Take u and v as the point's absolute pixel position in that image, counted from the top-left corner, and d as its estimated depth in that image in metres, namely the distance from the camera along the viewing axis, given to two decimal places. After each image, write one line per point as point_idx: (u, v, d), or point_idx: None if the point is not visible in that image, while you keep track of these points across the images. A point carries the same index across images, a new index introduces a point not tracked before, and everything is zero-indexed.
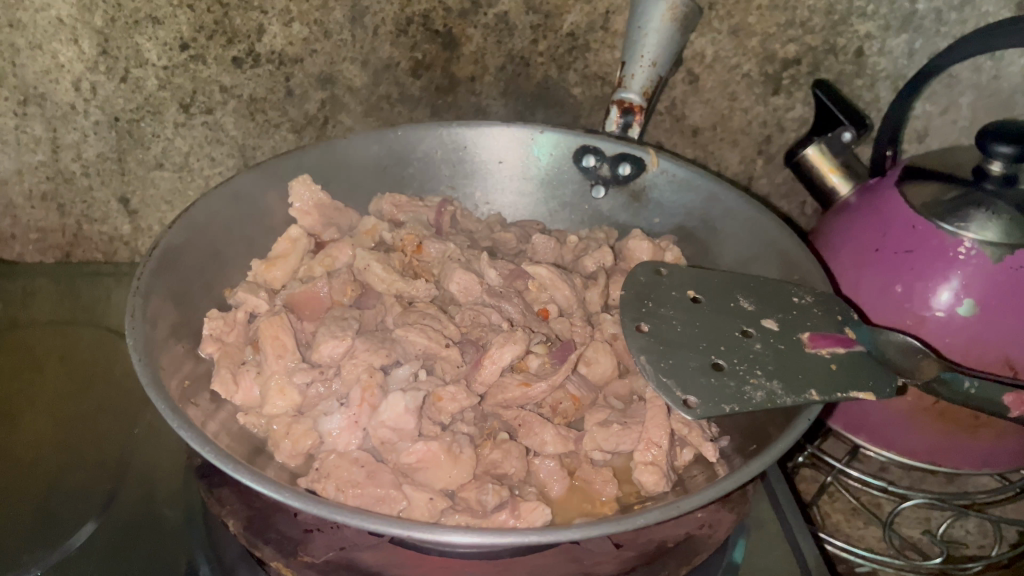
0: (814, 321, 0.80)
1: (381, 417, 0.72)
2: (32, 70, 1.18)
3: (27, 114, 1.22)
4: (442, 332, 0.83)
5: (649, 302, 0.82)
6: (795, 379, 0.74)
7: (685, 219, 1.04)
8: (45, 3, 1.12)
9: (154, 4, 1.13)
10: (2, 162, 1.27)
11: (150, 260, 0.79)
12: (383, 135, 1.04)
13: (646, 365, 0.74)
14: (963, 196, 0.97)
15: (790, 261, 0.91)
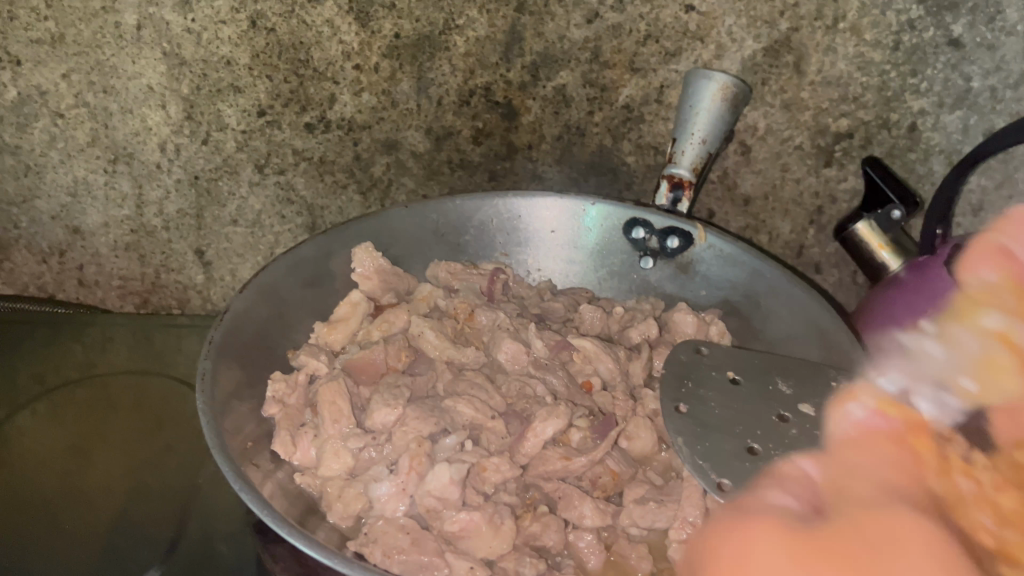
0: (851, 407, 0.82)
1: (427, 487, 0.76)
2: (122, 132, 1.28)
3: (116, 172, 1.32)
4: (489, 404, 0.87)
5: (689, 382, 0.85)
6: (828, 464, 0.76)
7: (730, 293, 1.07)
8: (137, 72, 1.22)
9: (236, 74, 1.21)
10: (92, 216, 1.37)
11: (220, 325, 0.85)
12: (442, 205, 1.10)
13: (682, 447, 0.77)
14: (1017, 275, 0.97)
15: (831, 341, 0.93)
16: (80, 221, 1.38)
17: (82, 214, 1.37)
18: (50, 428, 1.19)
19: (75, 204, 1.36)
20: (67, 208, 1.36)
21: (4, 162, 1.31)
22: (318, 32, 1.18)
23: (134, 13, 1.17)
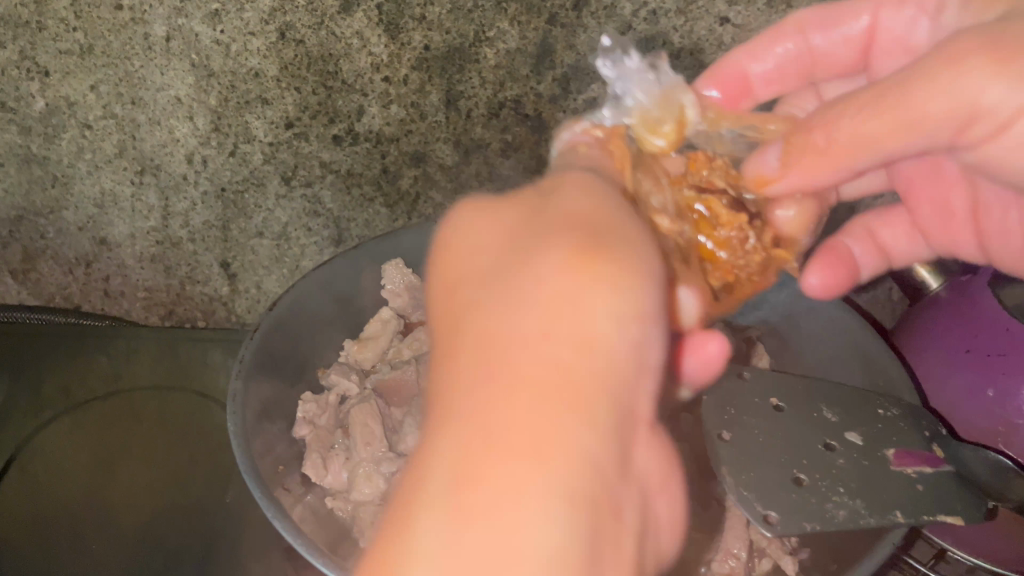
0: (899, 436, 0.80)
1: None
2: (150, 143, 1.25)
3: (143, 183, 1.30)
4: None
5: (732, 408, 0.83)
6: (878, 498, 0.74)
7: (768, 313, 1.03)
8: (165, 84, 1.18)
9: (264, 86, 1.18)
10: (118, 228, 1.36)
11: (251, 344, 0.83)
12: None
13: (727, 476, 0.75)
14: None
15: (874, 366, 0.91)
16: (107, 232, 1.37)
17: (109, 225, 1.36)
18: (78, 442, 1.17)
19: (102, 216, 1.35)
20: (93, 219, 1.35)
21: (33, 172, 1.30)
22: (348, 44, 1.14)
23: (164, 25, 1.12)
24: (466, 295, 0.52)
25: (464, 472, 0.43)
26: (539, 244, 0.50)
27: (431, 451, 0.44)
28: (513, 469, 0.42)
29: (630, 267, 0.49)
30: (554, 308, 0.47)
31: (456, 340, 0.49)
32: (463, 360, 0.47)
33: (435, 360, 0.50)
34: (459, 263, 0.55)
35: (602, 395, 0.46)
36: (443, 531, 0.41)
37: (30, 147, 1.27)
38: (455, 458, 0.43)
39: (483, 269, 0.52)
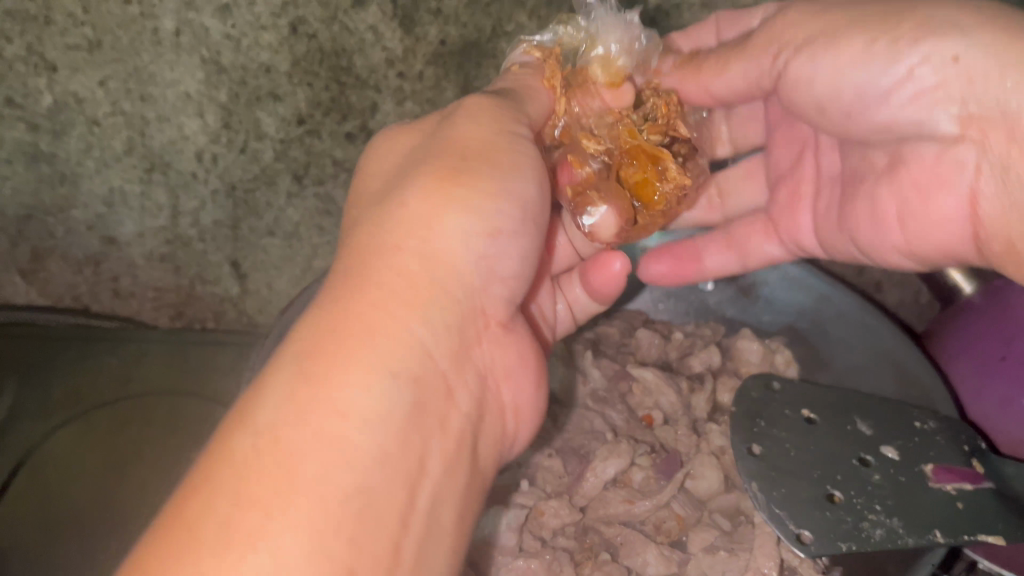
0: (937, 451, 0.76)
1: (482, 533, 0.75)
2: (159, 140, 1.22)
3: (151, 180, 1.26)
4: (543, 439, 0.83)
5: (762, 421, 0.80)
6: (916, 516, 0.71)
7: (796, 319, 1.00)
8: (175, 80, 1.15)
9: (276, 82, 1.15)
10: (126, 226, 1.32)
11: (260, 351, 0.81)
12: None
13: (757, 492, 0.72)
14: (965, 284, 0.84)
15: (908, 376, 0.87)
16: (115, 231, 1.33)
17: (117, 224, 1.32)
18: (83, 446, 1.13)
19: (111, 214, 1.30)
20: (102, 217, 1.31)
21: (40, 171, 1.24)
22: (361, 39, 1.11)
23: (173, 19, 1.08)
24: (365, 205, 0.65)
25: (324, 335, 0.54)
26: (417, 168, 0.62)
27: (305, 318, 0.56)
28: (368, 349, 0.54)
29: (487, 189, 0.62)
30: (414, 217, 0.59)
31: (348, 239, 0.62)
32: (344, 254, 0.60)
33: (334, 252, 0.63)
34: (367, 180, 0.68)
35: (442, 302, 0.59)
36: (292, 381, 0.51)
37: (38, 144, 1.21)
38: (321, 331, 0.54)
39: (377, 186, 0.65)
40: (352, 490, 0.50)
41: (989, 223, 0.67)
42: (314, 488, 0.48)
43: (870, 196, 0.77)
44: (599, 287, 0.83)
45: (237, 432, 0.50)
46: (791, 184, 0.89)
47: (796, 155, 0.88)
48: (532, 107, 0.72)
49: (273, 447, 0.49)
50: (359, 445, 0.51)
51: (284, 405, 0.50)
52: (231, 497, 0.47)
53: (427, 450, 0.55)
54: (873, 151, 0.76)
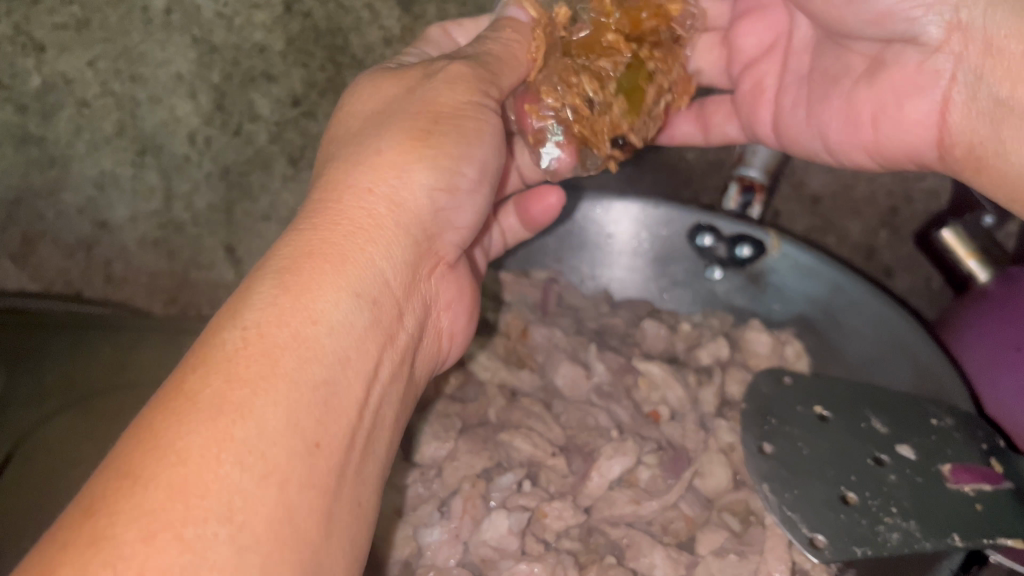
0: (954, 449, 0.73)
1: (483, 536, 0.72)
2: (151, 122, 1.16)
3: (143, 164, 1.19)
4: (547, 438, 0.81)
5: (773, 419, 0.78)
6: (934, 519, 0.68)
7: (807, 309, 0.96)
8: (166, 59, 1.10)
9: (270, 62, 1.11)
10: (116, 209, 1.23)
11: None
12: None
13: (769, 495, 0.71)
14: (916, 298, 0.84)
15: (922, 367, 0.84)
16: (107, 214, 1.24)
17: (108, 207, 1.23)
18: (87, 433, 1.10)
19: (102, 197, 1.22)
20: (93, 201, 1.22)
21: (29, 154, 1.16)
22: (358, 17, 1.09)
23: None
24: (338, 145, 0.65)
25: (304, 253, 0.55)
26: (394, 113, 0.64)
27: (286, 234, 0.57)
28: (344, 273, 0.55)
29: (465, 133, 0.65)
30: (394, 156, 0.62)
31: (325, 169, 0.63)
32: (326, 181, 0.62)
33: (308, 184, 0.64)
34: (340, 122, 0.68)
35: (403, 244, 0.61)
36: (273, 289, 0.52)
37: (25, 125, 1.13)
38: (300, 249, 0.55)
39: (352, 129, 0.66)
40: (329, 370, 0.51)
41: (959, 128, 0.64)
42: (297, 370, 0.50)
43: (844, 96, 0.73)
44: (538, 217, 0.87)
45: (221, 324, 0.50)
46: (756, 73, 0.83)
47: (770, 42, 0.81)
48: (505, 78, 0.69)
49: (256, 341, 0.49)
50: (338, 338, 0.53)
51: (273, 302, 0.51)
52: (223, 368, 0.47)
53: (382, 377, 0.58)
54: (851, 52, 0.72)
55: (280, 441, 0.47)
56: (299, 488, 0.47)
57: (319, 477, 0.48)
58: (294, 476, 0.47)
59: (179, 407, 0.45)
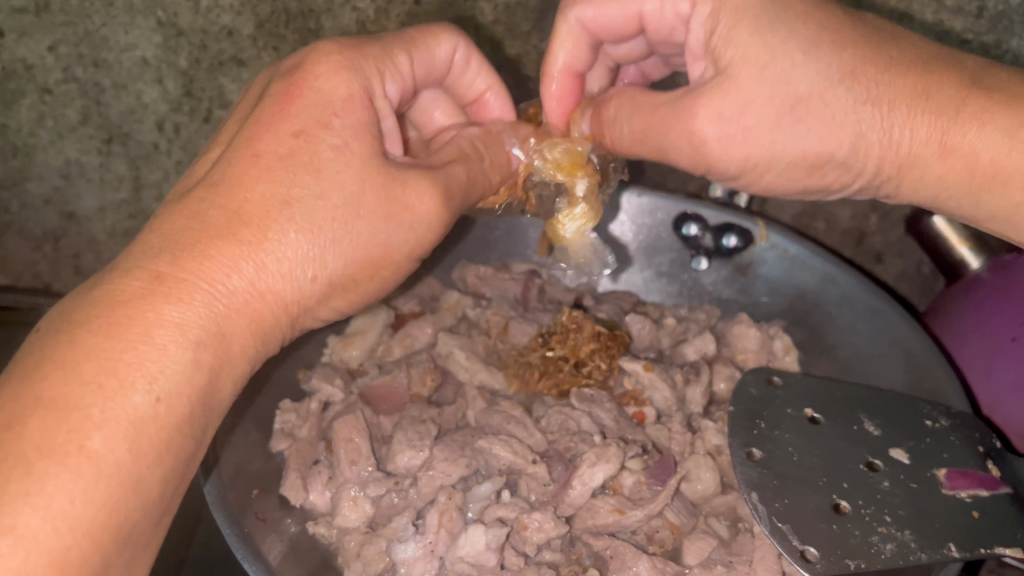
0: (950, 453, 0.71)
1: (459, 552, 0.70)
2: (116, 109, 1.07)
3: (110, 152, 1.12)
4: (527, 444, 0.77)
5: (762, 422, 0.75)
6: (930, 528, 0.66)
7: (797, 300, 0.92)
8: (130, 44, 1.00)
9: (239, 45, 0.99)
10: (84, 200, 1.17)
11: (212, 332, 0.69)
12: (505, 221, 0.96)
13: (758, 505, 0.68)
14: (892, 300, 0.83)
15: (917, 364, 0.80)
16: (75, 205, 1.18)
17: (75, 198, 1.16)
18: None
19: (69, 187, 1.15)
20: (60, 191, 1.16)
21: None
22: None
23: None
24: (298, 149, 0.54)
25: (215, 337, 0.51)
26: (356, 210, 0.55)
27: (213, 278, 0.51)
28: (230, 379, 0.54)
29: (391, 270, 0.59)
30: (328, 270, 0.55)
31: (271, 179, 0.53)
32: (266, 220, 0.52)
33: (246, 163, 0.53)
34: (318, 102, 0.55)
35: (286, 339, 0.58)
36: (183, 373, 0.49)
37: None
38: (213, 339, 0.51)
39: (318, 156, 0.54)
40: (198, 440, 0.52)
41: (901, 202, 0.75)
42: (171, 469, 0.50)
43: None
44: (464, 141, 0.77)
45: (128, 377, 0.48)
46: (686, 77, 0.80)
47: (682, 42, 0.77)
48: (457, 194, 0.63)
49: (150, 429, 0.48)
50: (213, 418, 0.53)
51: (183, 391, 0.50)
52: (127, 445, 0.47)
53: None
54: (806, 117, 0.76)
55: (145, 517, 0.49)
56: (139, 548, 0.50)
57: (155, 534, 0.52)
58: (139, 541, 0.50)
59: (78, 475, 0.45)
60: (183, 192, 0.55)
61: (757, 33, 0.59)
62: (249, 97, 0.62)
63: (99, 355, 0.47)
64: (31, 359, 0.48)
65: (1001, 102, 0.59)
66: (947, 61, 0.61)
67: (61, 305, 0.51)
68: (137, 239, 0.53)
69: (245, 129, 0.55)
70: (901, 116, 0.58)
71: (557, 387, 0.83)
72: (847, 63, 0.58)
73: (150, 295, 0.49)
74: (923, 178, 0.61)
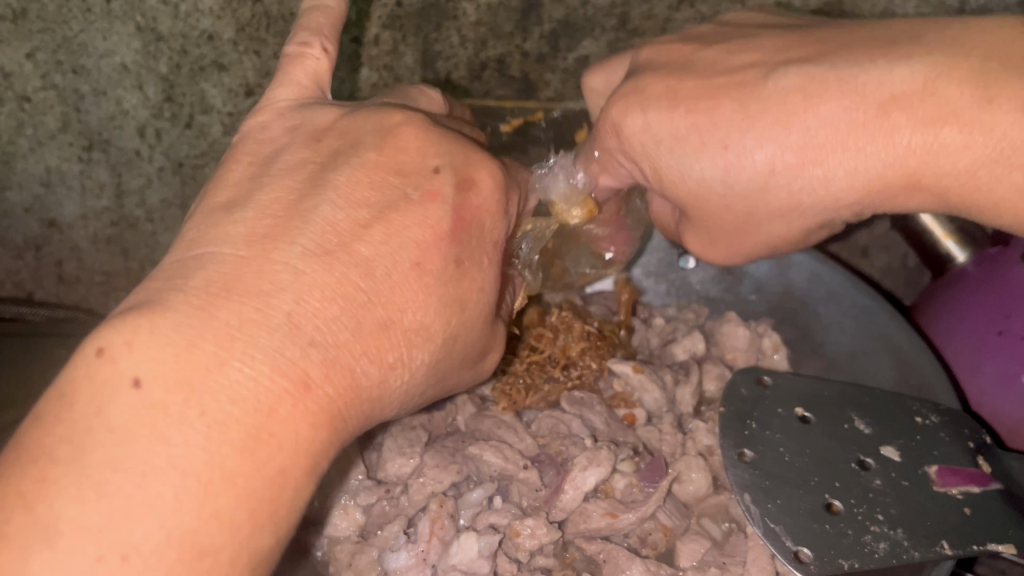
0: (941, 450, 0.71)
1: (452, 560, 0.70)
2: (97, 116, 1.04)
3: (91, 160, 1.09)
4: (518, 449, 0.77)
5: (753, 423, 0.75)
6: (921, 527, 0.66)
7: (785, 298, 0.92)
8: (108, 50, 0.97)
9: (220, 49, 0.98)
10: (66, 208, 1.14)
11: None
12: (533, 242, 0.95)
13: (750, 506, 0.68)
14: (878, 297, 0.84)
15: (905, 360, 0.80)
16: (56, 213, 1.15)
17: (57, 205, 1.14)
18: None
19: (50, 196, 1.12)
20: (40, 199, 1.13)
21: None
22: None
23: None
24: (453, 282, 0.51)
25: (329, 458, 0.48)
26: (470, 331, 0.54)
27: (352, 402, 0.47)
28: None
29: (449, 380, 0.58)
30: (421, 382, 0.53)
31: (423, 307, 0.50)
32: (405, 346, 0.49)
33: (406, 281, 0.49)
34: (478, 227, 0.53)
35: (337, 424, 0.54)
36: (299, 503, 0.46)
37: None
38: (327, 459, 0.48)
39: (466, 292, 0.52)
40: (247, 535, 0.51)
41: None
42: None
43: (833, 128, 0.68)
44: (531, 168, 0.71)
45: (259, 511, 0.43)
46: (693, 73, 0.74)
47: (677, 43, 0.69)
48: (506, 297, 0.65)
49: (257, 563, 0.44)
50: None
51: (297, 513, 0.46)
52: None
53: None
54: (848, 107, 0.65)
55: None
56: None
57: None
58: None
59: None
60: (320, 242, 0.47)
61: (665, 147, 0.58)
62: (371, 123, 0.53)
63: (238, 481, 0.42)
64: (144, 444, 0.40)
65: (954, 97, 0.50)
66: (873, 81, 0.52)
67: (166, 359, 0.42)
68: (271, 301, 0.45)
69: (407, 220, 0.49)
70: (841, 173, 0.54)
71: (546, 399, 0.81)
72: (767, 150, 0.55)
73: (298, 411, 0.44)
74: (912, 204, 0.55)
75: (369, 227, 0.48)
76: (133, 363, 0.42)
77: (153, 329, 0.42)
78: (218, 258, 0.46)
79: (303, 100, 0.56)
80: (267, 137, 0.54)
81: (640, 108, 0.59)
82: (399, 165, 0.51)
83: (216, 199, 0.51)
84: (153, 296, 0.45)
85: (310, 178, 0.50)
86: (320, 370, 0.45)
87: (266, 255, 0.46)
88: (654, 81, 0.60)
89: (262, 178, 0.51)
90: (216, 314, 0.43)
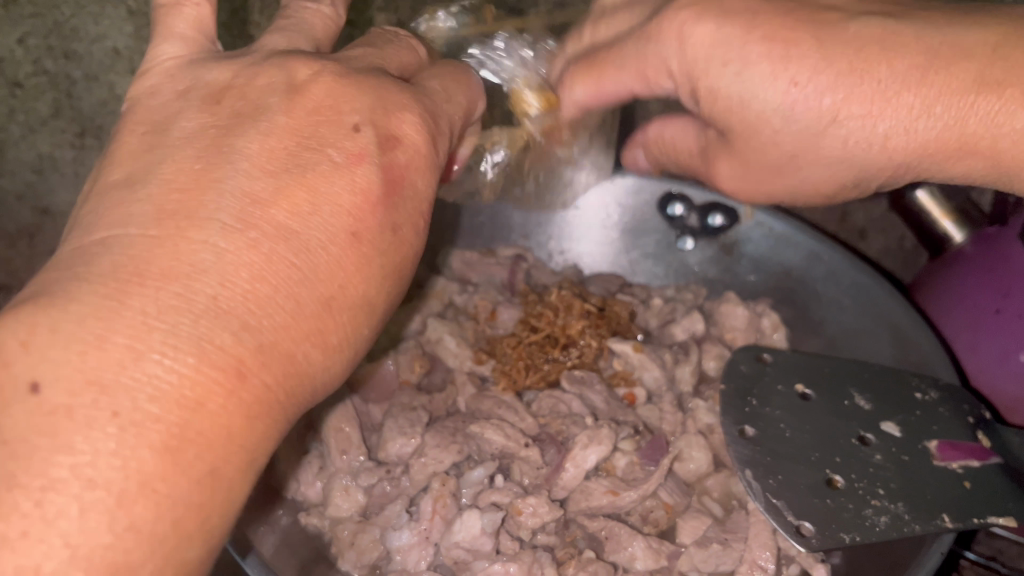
0: (941, 425, 0.71)
1: (455, 537, 0.70)
2: (89, 101, 0.97)
3: (84, 146, 1.02)
4: (519, 428, 0.78)
5: (753, 399, 0.76)
6: (922, 501, 0.66)
7: (782, 279, 0.92)
8: (100, 33, 0.91)
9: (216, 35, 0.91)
10: (58, 196, 1.06)
11: None
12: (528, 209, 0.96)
13: (752, 482, 0.68)
14: (876, 278, 0.84)
15: (904, 337, 0.81)
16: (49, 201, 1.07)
17: (49, 193, 1.05)
18: None
19: (41, 182, 1.04)
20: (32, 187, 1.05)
21: None
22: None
23: None
24: (392, 249, 0.49)
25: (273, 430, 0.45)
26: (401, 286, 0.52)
27: (289, 387, 0.45)
28: None
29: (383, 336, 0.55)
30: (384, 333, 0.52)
31: (365, 278, 0.48)
32: (348, 322, 0.48)
33: (344, 254, 0.46)
34: (409, 186, 0.49)
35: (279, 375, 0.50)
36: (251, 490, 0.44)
37: None
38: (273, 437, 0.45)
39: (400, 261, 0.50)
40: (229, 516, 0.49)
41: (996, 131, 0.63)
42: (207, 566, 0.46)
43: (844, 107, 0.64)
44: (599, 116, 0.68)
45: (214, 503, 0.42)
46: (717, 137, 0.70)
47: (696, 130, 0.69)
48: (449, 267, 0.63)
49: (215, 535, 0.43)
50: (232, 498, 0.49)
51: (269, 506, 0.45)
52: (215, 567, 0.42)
53: None
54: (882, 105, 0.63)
55: None
56: None
57: None
58: None
59: None
60: (240, 216, 0.43)
61: (732, 69, 0.56)
62: (280, 77, 0.47)
63: (160, 487, 0.39)
64: (46, 455, 0.37)
65: (1021, 59, 0.53)
66: (947, 37, 0.54)
67: (69, 362, 0.38)
68: (190, 285, 0.41)
69: (333, 189, 0.46)
70: (900, 127, 0.55)
71: (545, 378, 0.82)
72: (836, 92, 0.54)
73: (228, 407, 0.41)
74: (957, 169, 0.57)
75: (290, 196, 0.45)
76: (29, 366, 0.38)
77: (54, 327, 0.38)
78: (121, 240, 0.41)
79: (193, 56, 0.49)
80: (155, 100, 0.48)
81: (712, 21, 0.56)
82: (312, 127, 0.47)
83: (109, 175, 0.45)
84: (46, 286, 0.40)
85: (212, 143, 0.45)
86: (253, 356, 0.42)
87: (178, 232, 0.42)
88: (728, 1, 0.57)
89: (158, 148, 0.45)
90: (121, 302, 0.39)
